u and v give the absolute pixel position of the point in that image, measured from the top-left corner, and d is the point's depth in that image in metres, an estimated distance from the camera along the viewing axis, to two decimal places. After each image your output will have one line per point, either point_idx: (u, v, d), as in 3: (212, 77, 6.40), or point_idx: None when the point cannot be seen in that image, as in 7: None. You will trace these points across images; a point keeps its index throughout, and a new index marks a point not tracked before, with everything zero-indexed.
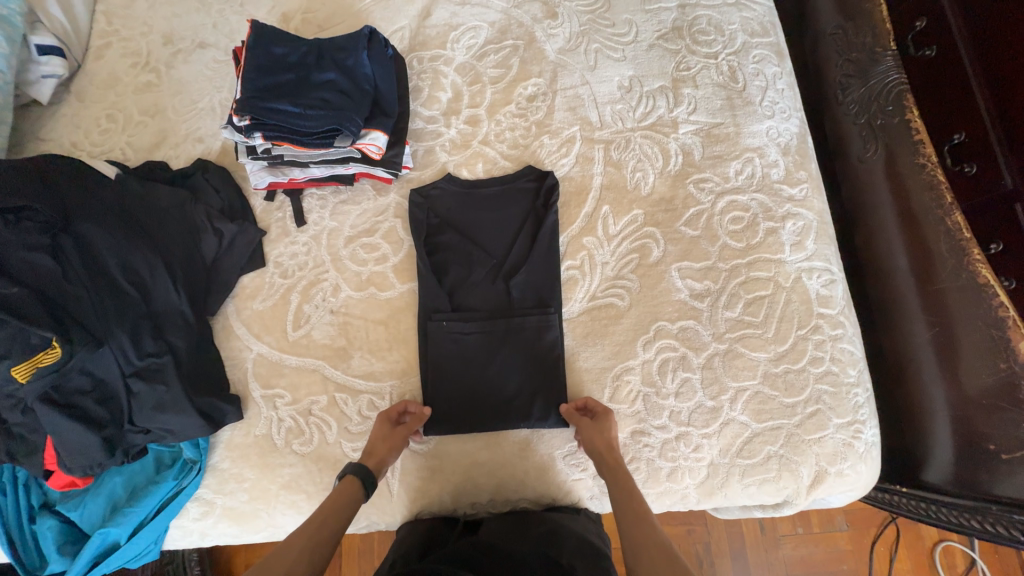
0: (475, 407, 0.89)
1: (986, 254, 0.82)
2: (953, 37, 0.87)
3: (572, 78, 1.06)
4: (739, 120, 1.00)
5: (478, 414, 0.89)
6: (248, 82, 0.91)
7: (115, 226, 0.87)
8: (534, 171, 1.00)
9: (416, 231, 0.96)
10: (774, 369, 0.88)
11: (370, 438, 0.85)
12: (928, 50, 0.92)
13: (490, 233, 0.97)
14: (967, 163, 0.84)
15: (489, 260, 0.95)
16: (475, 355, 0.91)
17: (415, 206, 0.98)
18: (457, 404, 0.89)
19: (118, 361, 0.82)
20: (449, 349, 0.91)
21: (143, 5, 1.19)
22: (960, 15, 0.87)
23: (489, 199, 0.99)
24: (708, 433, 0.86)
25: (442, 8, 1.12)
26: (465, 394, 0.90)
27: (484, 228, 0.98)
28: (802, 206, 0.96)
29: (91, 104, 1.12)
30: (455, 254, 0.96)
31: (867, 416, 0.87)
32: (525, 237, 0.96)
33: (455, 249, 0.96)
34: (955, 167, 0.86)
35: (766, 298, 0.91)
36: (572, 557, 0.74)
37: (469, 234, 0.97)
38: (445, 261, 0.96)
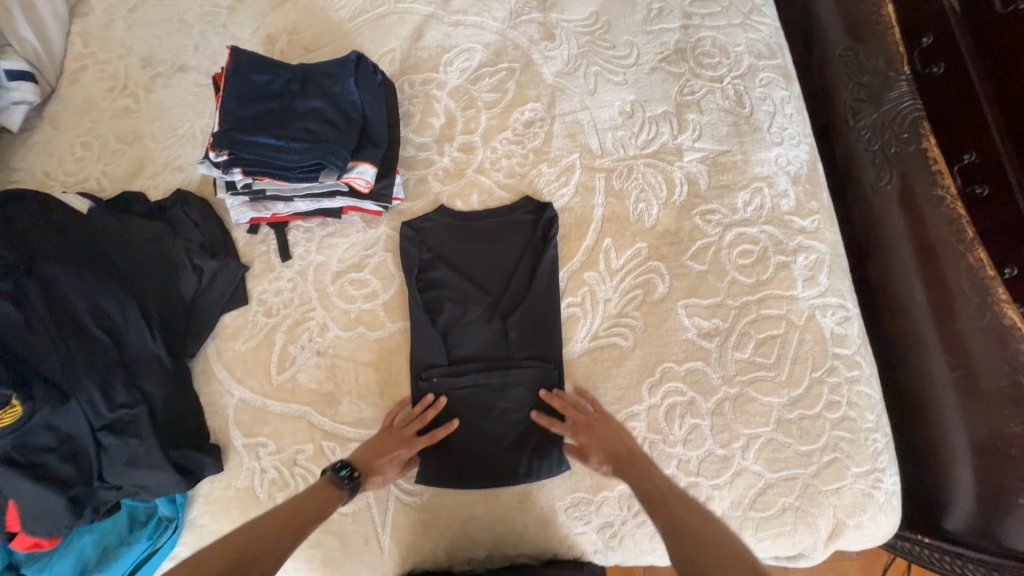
0: (471, 456, 0.83)
1: (1000, 277, 0.78)
2: (964, 55, 0.84)
3: (571, 103, 1.01)
4: (746, 147, 0.95)
5: (474, 465, 0.83)
6: (228, 113, 0.86)
7: (85, 267, 0.82)
8: (531, 203, 0.95)
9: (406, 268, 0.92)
10: (789, 416, 0.83)
11: (383, 443, 0.80)
12: (936, 68, 0.88)
13: (486, 271, 0.92)
14: (978, 186, 0.81)
15: (486, 300, 0.90)
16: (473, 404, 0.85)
17: (406, 241, 0.93)
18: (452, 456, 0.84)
19: (87, 416, 0.76)
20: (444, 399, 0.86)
21: (123, 26, 1.14)
22: (971, 33, 0.83)
23: (484, 232, 0.94)
24: (719, 484, 0.81)
25: (434, 29, 1.07)
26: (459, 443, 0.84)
27: (479, 265, 0.92)
28: (814, 239, 0.91)
29: (65, 131, 1.07)
30: (448, 292, 0.91)
31: (887, 464, 0.82)
32: (523, 272, 0.91)
33: (449, 287, 0.91)
34: (967, 189, 0.83)
35: (778, 338, 0.86)
36: None
37: (463, 271, 0.92)
38: (440, 301, 0.90)
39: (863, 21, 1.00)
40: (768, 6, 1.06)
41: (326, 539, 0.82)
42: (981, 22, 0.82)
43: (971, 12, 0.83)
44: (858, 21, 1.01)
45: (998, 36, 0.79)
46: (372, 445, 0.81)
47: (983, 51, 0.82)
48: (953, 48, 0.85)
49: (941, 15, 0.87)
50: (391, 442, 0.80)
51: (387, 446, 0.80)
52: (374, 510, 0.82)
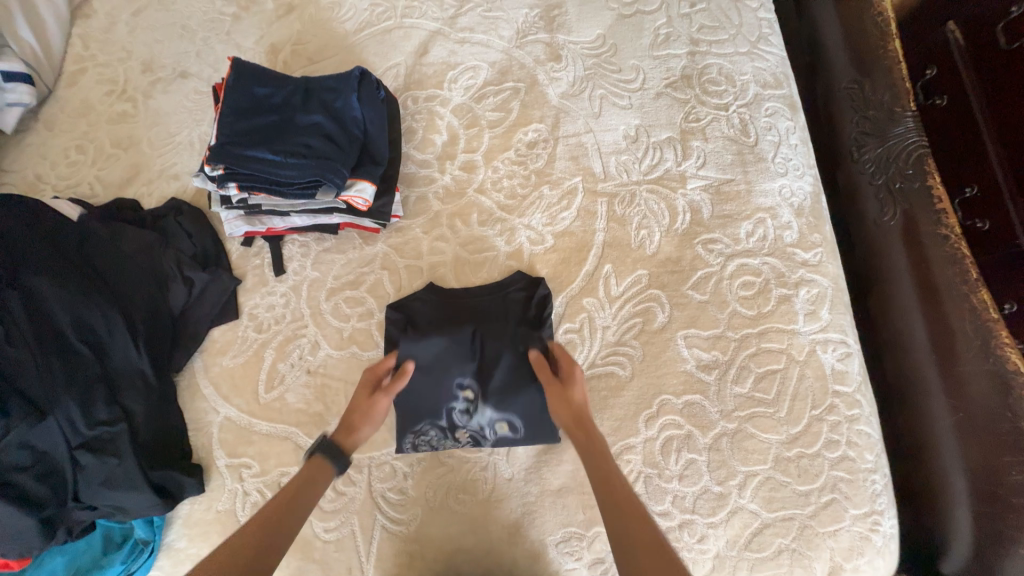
0: (463, 524, 0.80)
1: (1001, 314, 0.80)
2: (967, 91, 0.86)
3: (575, 125, 1.00)
4: (750, 176, 0.95)
5: (467, 532, 0.80)
6: (227, 125, 0.85)
7: (71, 279, 0.80)
8: (524, 279, 0.91)
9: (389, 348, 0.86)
10: (787, 454, 0.81)
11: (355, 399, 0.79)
12: (939, 99, 0.90)
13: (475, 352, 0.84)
14: (978, 219, 0.83)
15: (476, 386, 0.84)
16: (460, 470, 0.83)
17: (390, 323, 0.88)
18: (441, 485, 0.82)
19: (65, 432, 0.74)
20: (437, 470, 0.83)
21: (125, 29, 1.13)
22: (974, 71, 0.85)
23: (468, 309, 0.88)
24: (714, 523, 0.79)
25: (440, 45, 1.06)
26: (450, 472, 0.83)
27: (465, 348, 0.84)
28: (816, 272, 0.90)
29: (60, 134, 1.05)
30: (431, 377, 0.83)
31: (886, 505, 0.81)
32: (510, 355, 0.84)
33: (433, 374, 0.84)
34: (966, 222, 0.85)
35: (778, 373, 0.84)
36: None
37: (443, 352, 0.84)
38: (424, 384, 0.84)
39: (869, 54, 1.00)
40: (775, 36, 1.05)
41: (308, 567, 0.79)
42: (986, 61, 0.84)
43: (975, 50, 0.86)
44: (865, 54, 1.00)
45: (999, 79, 0.82)
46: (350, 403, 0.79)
47: (987, 89, 0.84)
48: (958, 83, 0.87)
49: (945, 50, 0.90)
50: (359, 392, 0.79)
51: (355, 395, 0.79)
52: (359, 538, 0.80)
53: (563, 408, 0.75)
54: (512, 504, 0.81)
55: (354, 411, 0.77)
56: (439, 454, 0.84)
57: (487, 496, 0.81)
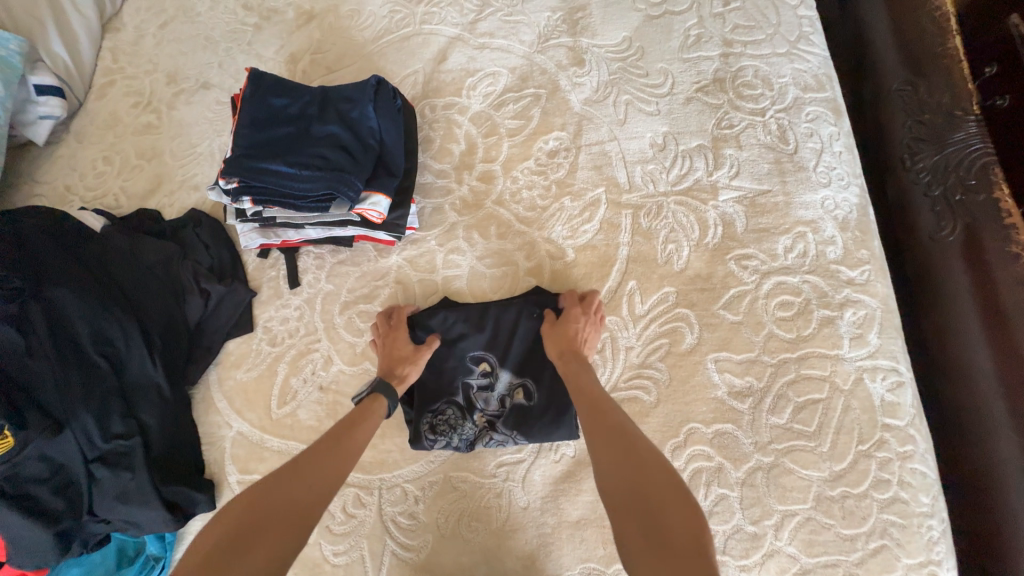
0: (477, 554, 0.76)
1: None
2: None
3: (599, 133, 0.95)
4: (789, 187, 0.88)
5: (480, 563, 0.76)
6: (244, 137, 0.84)
7: (90, 291, 0.80)
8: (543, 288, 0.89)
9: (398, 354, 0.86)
10: (830, 493, 0.74)
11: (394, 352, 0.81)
12: (1000, 100, 0.84)
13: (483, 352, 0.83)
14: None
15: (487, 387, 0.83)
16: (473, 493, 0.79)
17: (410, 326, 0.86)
18: (453, 511, 0.79)
19: (81, 445, 0.75)
20: (448, 492, 0.80)
21: (152, 42, 1.14)
22: None
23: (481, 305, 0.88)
24: (747, 566, 0.72)
25: (458, 52, 1.03)
26: (463, 498, 0.79)
27: (478, 340, 0.84)
28: (864, 292, 0.82)
29: (89, 145, 1.07)
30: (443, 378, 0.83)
31: (945, 556, 0.72)
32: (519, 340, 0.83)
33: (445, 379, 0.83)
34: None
35: (820, 403, 0.77)
36: None
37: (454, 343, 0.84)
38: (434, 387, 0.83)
39: (924, 53, 0.91)
40: (817, 34, 0.98)
41: None
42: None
43: None
44: (917, 52, 0.92)
45: None
46: (386, 357, 0.81)
47: None
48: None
49: None
50: (391, 340, 0.82)
51: (391, 340, 0.82)
52: (368, 564, 0.77)
53: (552, 342, 0.79)
54: (527, 535, 0.77)
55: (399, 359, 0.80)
56: (453, 473, 0.81)
57: (501, 525, 0.77)
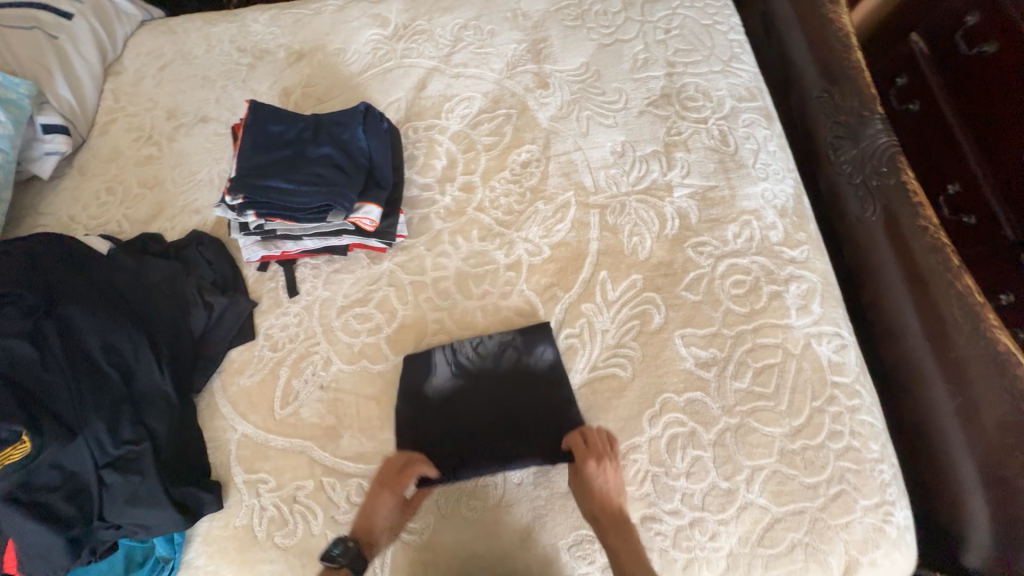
0: (476, 530, 0.81)
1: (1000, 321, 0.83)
2: (933, 96, 1.07)
3: (565, 145, 1.07)
4: (733, 182, 1.00)
5: (479, 538, 0.81)
6: (246, 160, 0.93)
7: (101, 307, 0.86)
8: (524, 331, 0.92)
9: (409, 358, 0.92)
10: (791, 446, 0.82)
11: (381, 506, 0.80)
12: (912, 105, 1.12)
13: (470, 379, 0.90)
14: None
15: (483, 392, 0.89)
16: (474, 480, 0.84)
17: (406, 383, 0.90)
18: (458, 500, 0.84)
19: (92, 452, 0.78)
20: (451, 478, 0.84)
21: (151, 83, 1.24)
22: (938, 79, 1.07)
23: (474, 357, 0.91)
24: (725, 519, 0.79)
25: (436, 81, 1.16)
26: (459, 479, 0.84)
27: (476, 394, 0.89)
28: (805, 268, 0.93)
29: (92, 178, 1.14)
30: (445, 384, 0.89)
31: (897, 496, 0.80)
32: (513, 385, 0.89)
33: (452, 387, 0.89)
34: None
35: (776, 366, 0.87)
36: None
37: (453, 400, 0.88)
38: (439, 393, 0.89)
39: (835, 65, 1.08)
40: (746, 54, 1.14)
41: None
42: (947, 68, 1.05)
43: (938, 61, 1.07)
44: (830, 65, 1.09)
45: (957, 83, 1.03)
46: (369, 506, 0.80)
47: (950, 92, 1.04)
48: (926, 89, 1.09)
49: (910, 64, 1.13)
50: (374, 499, 0.80)
51: (378, 502, 0.80)
52: None
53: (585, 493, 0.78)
54: (522, 509, 0.82)
55: (381, 518, 0.79)
56: (450, 462, 0.85)
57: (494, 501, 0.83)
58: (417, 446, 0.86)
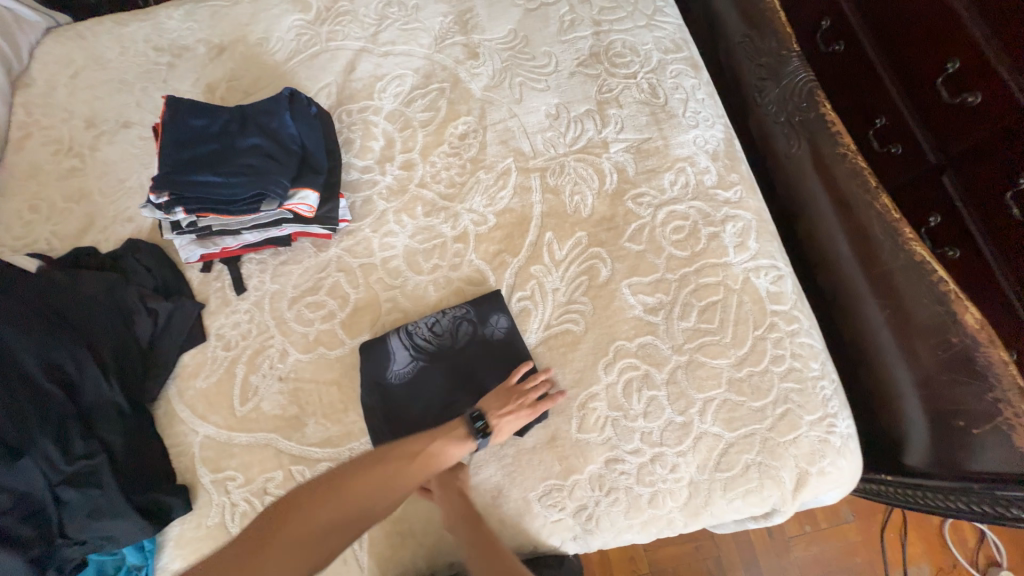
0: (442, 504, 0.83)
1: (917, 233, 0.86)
2: None
3: (500, 113, 1.07)
4: (665, 132, 1.03)
5: None
6: (169, 157, 0.90)
7: (34, 324, 0.83)
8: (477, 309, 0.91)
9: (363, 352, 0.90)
10: (738, 375, 0.86)
11: (508, 399, 0.83)
12: None
13: (429, 361, 0.89)
14: (968, 93, 0.79)
15: (444, 372, 0.89)
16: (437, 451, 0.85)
17: (367, 373, 0.88)
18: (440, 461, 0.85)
19: (43, 471, 0.76)
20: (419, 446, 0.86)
21: (65, 92, 1.18)
22: None
23: (432, 340, 0.90)
24: (683, 451, 0.83)
25: (365, 61, 1.14)
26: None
27: (438, 375, 0.88)
28: (739, 208, 0.97)
29: (12, 197, 1.08)
30: (405, 371, 0.89)
31: (838, 408, 0.86)
32: (471, 364, 0.89)
33: (412, 372, 0.88)
34: None
35: (719, 303, 0.90)
36: None
37: (417, 384, 0.88)
38: (399, 380, 0.88)
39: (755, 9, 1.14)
40: (669, 7, 1.16)
41: None
42: None
43: None
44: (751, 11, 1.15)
45: None
46: (500, 397, 0.84)
47: None
48: None
49: None
50: (500, 399, 0.83)
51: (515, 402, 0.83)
52: None
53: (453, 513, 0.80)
54: (491, 469, 0.85)
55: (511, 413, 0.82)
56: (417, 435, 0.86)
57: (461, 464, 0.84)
58: (381, 422, 0.86)
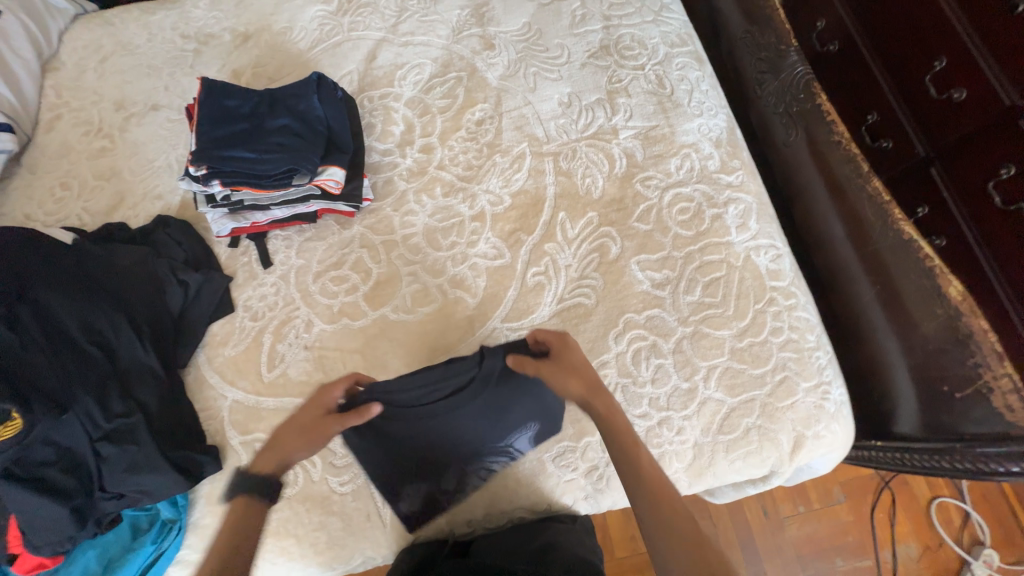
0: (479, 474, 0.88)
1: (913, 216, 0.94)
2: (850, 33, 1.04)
3: (515, 101, 1.13)
4: (672, 121, 1.09)
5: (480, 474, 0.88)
6: (204, 134, 0.95)
7: (74, 290, 0.87)
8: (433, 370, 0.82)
9: (433, 472, 0.86)
10: (739, 345, 0.92)
11: (286, 428, 0.78)
12: (832, 45, 1.09)
13: (431, 438, 0.84)
14: (955, 89, 0.86)
15: (447, 434, 0.84)
16: (494, 379, 0.82)
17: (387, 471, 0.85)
18: (502, 379, 0.82)
19: (86, 427, 0.80)
20: (521, 397, 0.84)
21: (94, 75, 1.22)
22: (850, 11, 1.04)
23: (418, 425, 0.83)
24: (688, 415, 0.88)
25: (386, 50, 1.19)
26: (531, 391, 0.84)
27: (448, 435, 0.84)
28: (740, 191, 1.03)
29: (44, 175, 1.12)
30: (468, 439, 0.85)
31: (832, 377, 0.92)
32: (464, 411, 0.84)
33: (424, 427, 0.83)
34: (946, 95, 0.88)
35: (721, 279, 0.96)
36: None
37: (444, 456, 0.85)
38: (492, 442, 0.86)
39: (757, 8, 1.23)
40: (675, 5, 1.23)
41: (330, 520, 0.86)
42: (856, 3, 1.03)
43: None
44: (754, 10, 1.23)
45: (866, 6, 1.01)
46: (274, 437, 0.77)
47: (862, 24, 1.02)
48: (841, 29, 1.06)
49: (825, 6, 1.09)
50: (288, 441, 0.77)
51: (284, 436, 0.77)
52: (373, 486, 0.87)
53: (573, 381, 0.76)
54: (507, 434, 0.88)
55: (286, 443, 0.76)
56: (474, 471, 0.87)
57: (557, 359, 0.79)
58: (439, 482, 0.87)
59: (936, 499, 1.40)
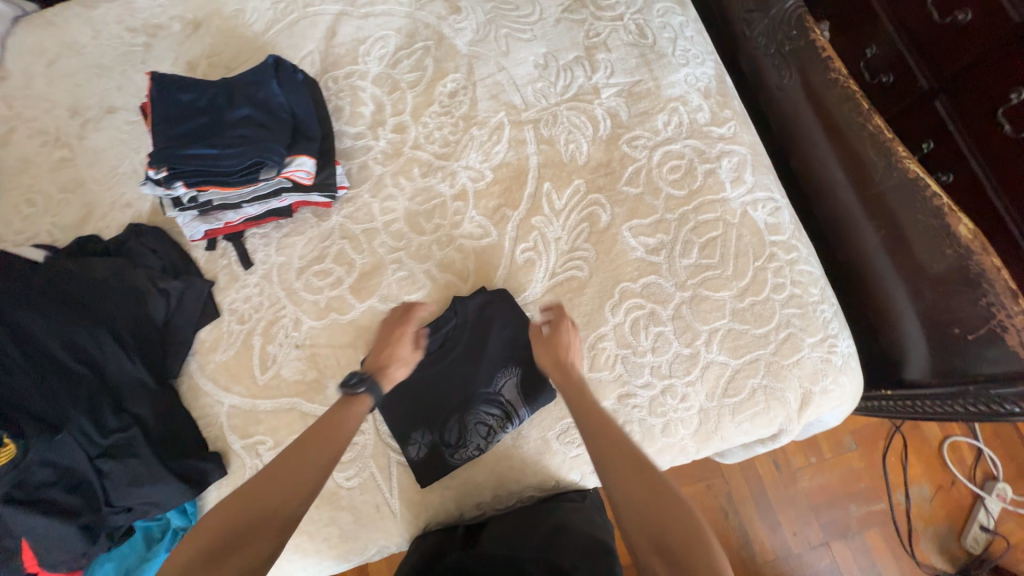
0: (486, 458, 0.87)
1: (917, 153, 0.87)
2: None
3: (488, 67, 1.06)
4: (656, 73, 1.02)
5: (487, 457, 0.87)
6: (162, 134, 0.91)
7: (49, 308, 0.84)
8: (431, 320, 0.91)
9: (431, 422, 0.86)
10: (741, 305, 0.89)
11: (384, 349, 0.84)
12: None
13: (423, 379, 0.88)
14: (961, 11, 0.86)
15: (436, 375, 0.88)
16: (470, 321, 0.90)
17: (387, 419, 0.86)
18: (473, 321, 0.90)
19: (83, 444, 0.80)
20: (495, 332, 0.90)
21: (43, 81, 1.16)
22: None
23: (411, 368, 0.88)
24: (691, 381, 0.86)
25: (346, 25, 1.11)
26: (517, 329, 0.91)
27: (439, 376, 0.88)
28: (734, 143, 0.98)
29: (6, 192, 1.08)
30: (457, 382, 0.87)
31: (838, 329, 0.89)
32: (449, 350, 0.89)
33: (421, 371, 0.88)
34: (950, 18, 0.88)
35: (718, 239, 0.92)
36: (575, 558, 0.73)
37: (437, 403, 0.87)
38: (479, 387, 0.87)
39: None
40: None
41: (340, 515, 0.85)
42: None
43: None
44: None
45: None
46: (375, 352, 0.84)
47: None
48: None
49: None
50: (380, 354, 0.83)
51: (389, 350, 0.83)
52: (379, 478, 0.86)
53: (548, 356, 0.82)
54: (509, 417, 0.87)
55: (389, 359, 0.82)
56: (462, 420, 0.86)
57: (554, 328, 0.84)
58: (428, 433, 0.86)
59: (948, 440, 1.40)
